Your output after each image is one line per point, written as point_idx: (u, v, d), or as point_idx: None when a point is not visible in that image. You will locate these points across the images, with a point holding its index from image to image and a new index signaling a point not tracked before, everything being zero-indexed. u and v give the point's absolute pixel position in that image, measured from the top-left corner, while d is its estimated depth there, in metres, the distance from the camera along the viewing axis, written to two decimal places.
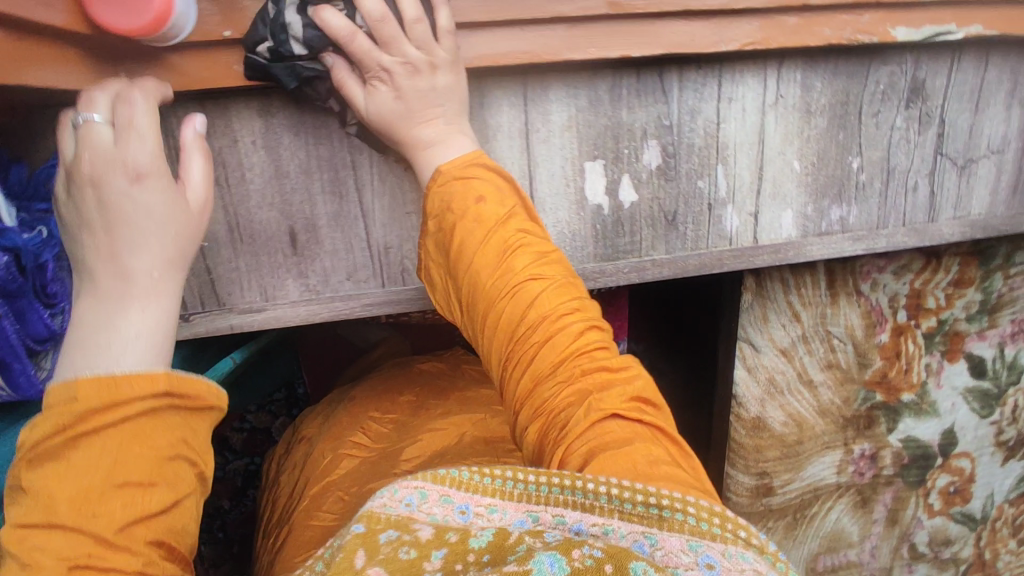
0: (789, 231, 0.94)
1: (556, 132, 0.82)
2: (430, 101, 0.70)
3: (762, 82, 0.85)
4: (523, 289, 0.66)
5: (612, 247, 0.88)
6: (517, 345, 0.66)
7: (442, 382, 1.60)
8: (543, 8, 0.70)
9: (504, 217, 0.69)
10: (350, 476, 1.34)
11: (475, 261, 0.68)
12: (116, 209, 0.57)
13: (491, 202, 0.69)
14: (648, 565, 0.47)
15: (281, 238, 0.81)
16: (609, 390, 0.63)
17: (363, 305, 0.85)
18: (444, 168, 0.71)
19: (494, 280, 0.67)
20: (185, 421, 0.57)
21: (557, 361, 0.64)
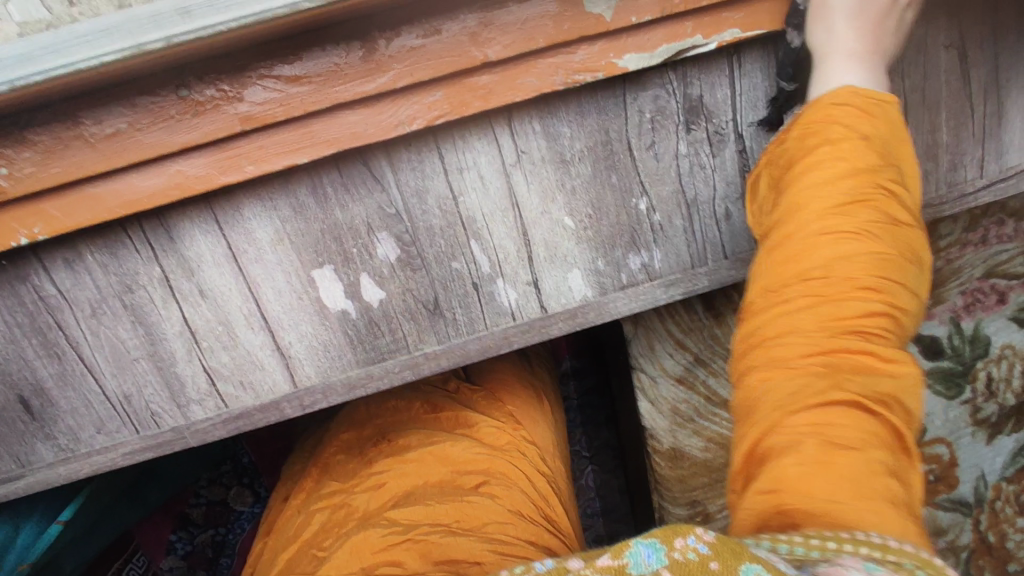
0: (584, 291, 0.82)
1: (266, 248, 0.74)
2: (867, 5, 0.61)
3: (493, 143, 0.74)
4: (851, 233, 0.51)
5: (375, 349, 0.80)
6: (815, 288, 0.51)
7: (400, 407, 1.41)
8: (170, 141, 0.63)
9: (871, 154, 0.53)
10: (330, 521, 1.13)
11: (801, 175, 0.55)
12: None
13: (847, 137, 0.54)
14: (761, 570, 0.37)
15: (13, 406, 0.77)
16: (878, 382, 0.48)
17: (122, 455, 0.80)
18: (849, 89, 0.57)
19: (824, 206, 0.52)
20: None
21: (846, 325, 0.49)
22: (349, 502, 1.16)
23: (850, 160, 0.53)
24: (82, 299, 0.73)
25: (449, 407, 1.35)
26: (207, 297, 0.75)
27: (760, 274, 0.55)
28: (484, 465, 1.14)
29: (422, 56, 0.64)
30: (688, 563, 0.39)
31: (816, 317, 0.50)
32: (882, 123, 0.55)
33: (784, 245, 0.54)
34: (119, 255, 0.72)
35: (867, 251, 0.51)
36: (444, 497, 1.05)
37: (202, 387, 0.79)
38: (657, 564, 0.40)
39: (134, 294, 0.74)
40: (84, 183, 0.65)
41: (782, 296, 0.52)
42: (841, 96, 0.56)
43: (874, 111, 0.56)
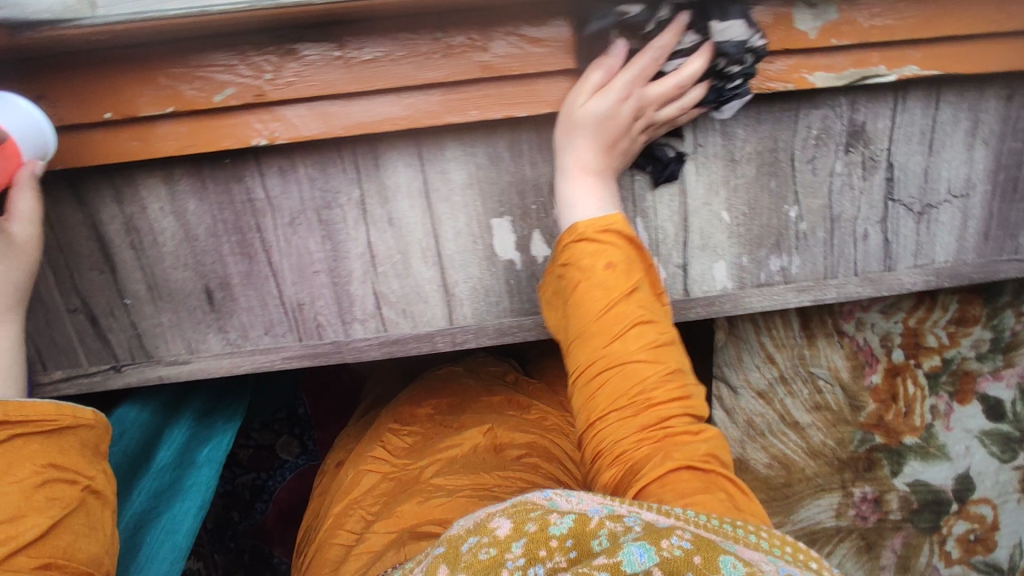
0: (725, 282, 0.89)
1: (457, 190, 0.81)
2: (614, 114, 0.69)
3: (676, 132, 0.81)
4: (636, 362, 0.65)
5: (531, 301, 0.87)
6: (625, 409, 0.64)
7: (459, 389, 1.46)
8: (414, 75, 0.70)
9: (628, 290, 0.67)
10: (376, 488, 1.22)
11: (584, 320, 0.67)
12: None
13: (615, 275, 0.67)
14: (736, 560, 0.47)
15: (197, 295, 0.85)
16: (689, 449, 0.63)
17: (282, 358, 0.88)
18: (579, 226, 0.69)
19: (610, 347, 0.65)
20: (42, 452, 0.65)
21: (657, 424, 0.63)
22: (401, 473, 1.23)
23: (619, 297, 0.66)
24: (285, 207, 0.80)
25: (503, 390, 1.42)
26: (394, 225, 0.81)
27: (585, 411, 0.67)
28: (530, 439, 1.21)
29: (647, 41, 0.71)
30: (675, 560, 0.47)
31: (640, 423, 0.63)
32: (639, 247, 0.69)
33: (591, 381, 0.66)
34: (328, 172, 0.78)
35: (649, 370, 0.65)
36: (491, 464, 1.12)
37: (368, 308, 0.86)
38: (650, 562, 0.47)
39: (331, 212, 0.80)
40: (325, 101, 0.72)
41: (602, 418, 0.65)
42: (606, 229, 0.68)
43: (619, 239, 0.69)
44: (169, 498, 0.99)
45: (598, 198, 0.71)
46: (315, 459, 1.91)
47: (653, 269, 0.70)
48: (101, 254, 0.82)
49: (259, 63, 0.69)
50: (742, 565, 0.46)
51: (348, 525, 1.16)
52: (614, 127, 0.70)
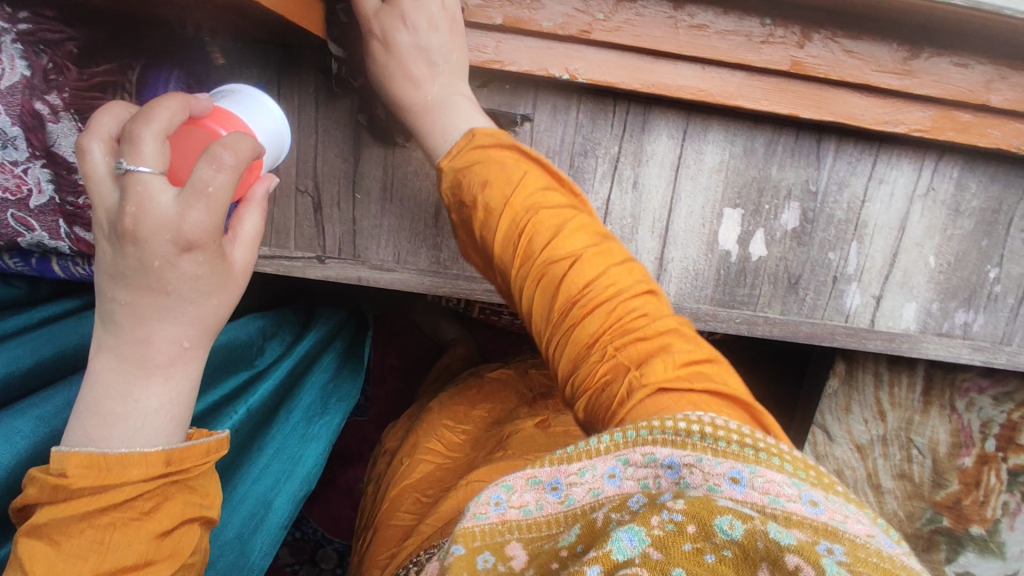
0: (909, 323, 0.92)
1: (704, 171, 0.84)
2: (428, 59, 0.68)
3: (916, 171, 0.86)
4: (555, 265, 0.59)
5: (730, 295, 0.89)
6: (568, 325, 0.58)
7: (504, 394, 1.43)
8: (730, 52, 0.74)
9: (513, 199, 0.61)
10: (432, 475, 1.20)
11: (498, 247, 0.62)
12: (143, 274, 0.45)
13: (499, 182, 0.62)
14: (734, 518, 0.37)
15: (427, 208, 0.87)
16: (655, 359, 0.54)
17: (484, 290, 0.89)
18: (448, 162, 0.65)
19: (525, 265, 0.60)
20: (179, 496, 0.52)
21: (609, 330, 0.57)
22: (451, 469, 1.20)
23: (502, 211, 0.62)
24: (545, 144, 0.83)
25: None
26: (637, 188, 0.85)
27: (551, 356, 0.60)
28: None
29: (942, 77, 0.76)
30: (669, 537, 0.37)
31: (592, 331, 0.57)
32: (525, 151, 0.65)
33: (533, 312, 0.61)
34: (597, 123, 0.82)
35: (572, 271, 0.59)
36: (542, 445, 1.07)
37: None
38: (642, 545, 0.37)
39: (586, 159, 0.83)
40: (636, 54, 0.75)
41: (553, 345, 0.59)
42: (497, 139, 0.65)
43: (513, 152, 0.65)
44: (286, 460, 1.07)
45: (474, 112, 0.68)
46: (361, 415, 1.86)
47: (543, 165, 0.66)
48: (351, 143, 0.84)
49: (596, 4, 0.72)
50: (740, 523, 0.37)
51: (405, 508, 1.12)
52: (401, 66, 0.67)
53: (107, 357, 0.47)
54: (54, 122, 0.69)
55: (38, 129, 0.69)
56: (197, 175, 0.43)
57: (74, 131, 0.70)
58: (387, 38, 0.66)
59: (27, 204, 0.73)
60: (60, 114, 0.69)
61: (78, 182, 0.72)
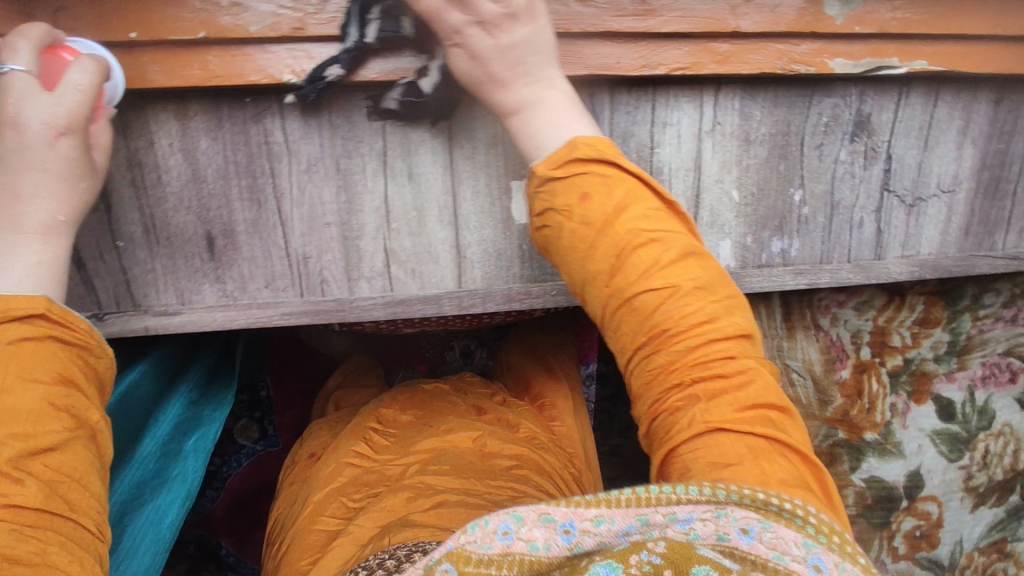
0: (728, 261, 0.92)
1: (481, 148, 0.80)
2: (511, 57, 0.66)
3: (697, 109, 0.83)
4: (647, 292, 0.63)
5: (539, 269, 0.87)
6: (651, 347, 0.64)
7: (442, 406, 1.39)
8: None
9: (610, 217, 0.64)
10: (361, 479, 1.12)
11: (574, 256, 0.66)
12: (21, 152, 0.59)
13: (598, 194, 0.64)
14: (710, 569, 0.41)
15: (198, 242, 0.80)
16: (725, 396, 0.61)
17: (280, 314, 0.84)
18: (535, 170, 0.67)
19: (612, 282, 0.64)
20: (69, 355, 0.61)
21: (687, 363, 0.62)
22: (381, 469, 1.13)
23: (601, 227, 0.64)
24: (304, 152, 0.78)
25: (493, 411, 1.37)
26: (413, 180, 0.81)
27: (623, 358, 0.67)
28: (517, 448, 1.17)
29: (686, 11, 0.73)
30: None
31: (664, 359, 0.63)
32: (630, 170, 0.66)
33: (618, 327, 0.66)
34: (353, 120, 0.77)
35: (665, 298, 0.63)
36: (482, 469, 1.08)
37: (376, 266, 0.84)
38: None
39: (351, 161, 0.79)
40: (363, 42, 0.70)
41: (631, 360, 0.66)
42: (598, 151, 0.66)
43: (608, 163, 0.66)
44: (155, 487, 0.96)
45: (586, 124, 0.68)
46: (274, 445, 1.81)
47: (646, 181, 0.67)
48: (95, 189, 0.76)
49: None
50: None
51: (330, 513, 1.05)
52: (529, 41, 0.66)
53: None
54: None
55: None
56: (69, 78, 0.60)
57: None
58: (468, 46, 0.65)
59: None
60: None
61: None
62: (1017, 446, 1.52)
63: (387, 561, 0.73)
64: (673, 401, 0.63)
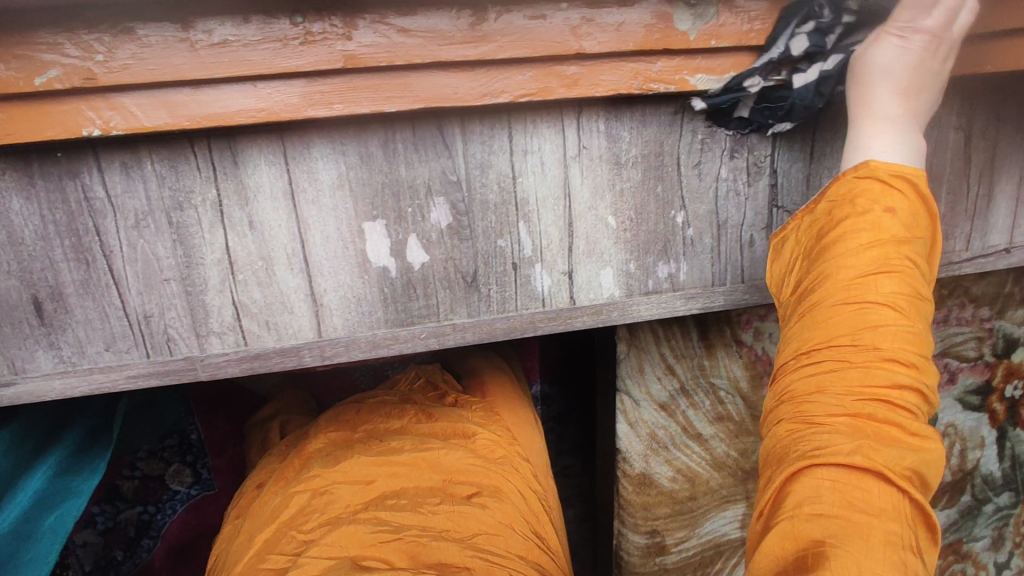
0: (612, 289, 0.87)
1: (325, 191, 0.75)
2: (927, 81, 0.68)
3: (559, 134, 0.79)
4: (878, 305, 0.58)
5: (406, 311, 0.82)
6: (842, 354, 0.57)
7: (392, 413, 1.18)
8: (270, 63, 0.64)
9: (898, 238, 0.60)
10: (311, 505, 0.94)
11: (841, 246, 0.61)
12: None
13: (885, 219, 0.60)
14: None
15: (24, 308, 0.74)
16: (899, 448, 0.54)
17: (125, 377, 0.78)
18: (873, 164, 0.64)
19: (855, 279, 0.59)
20: None
21: (874, 395, 0.55)
22: (336, 492, 0.95)
23: (877, 239, 0.60)
24: (129, 207, 0.72)
25: (444, 414, 1.15)
26: (255, 229, 0.75)
27: (795, 334, 0.62)
28: (481, 470, 1.01)
29: (523, 35, 0.68)
30: None
31: (851, 377, 0.56)
32: (921, 208, 0.62)
33: (813, 315, 0.61)
34: (179, 170, 0.72)
35: (895, 322, 0.57)
36: (441, 504, 0.92)
37: (226, 320, 0.78)
38: None
39: (184, 213, 0.73)
40: (167, 88, 0.64)
41: (814, 358, 0.59)
42: (898, 174, 0.63)
43: (897, 187, 0.62)
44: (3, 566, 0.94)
45: (893, 143, 0.66)
46: (209, 488, 1.76)
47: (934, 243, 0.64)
48: None
49: (90, 43, 0.61)
50: None
51: (275, 554, 0.87)
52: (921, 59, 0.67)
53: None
54: None
55: None
56: None
57: None
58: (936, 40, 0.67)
59: None
60: None
61: None
62: (963, 446, 1.48)
63: None
64: (829, 420, 0.56)
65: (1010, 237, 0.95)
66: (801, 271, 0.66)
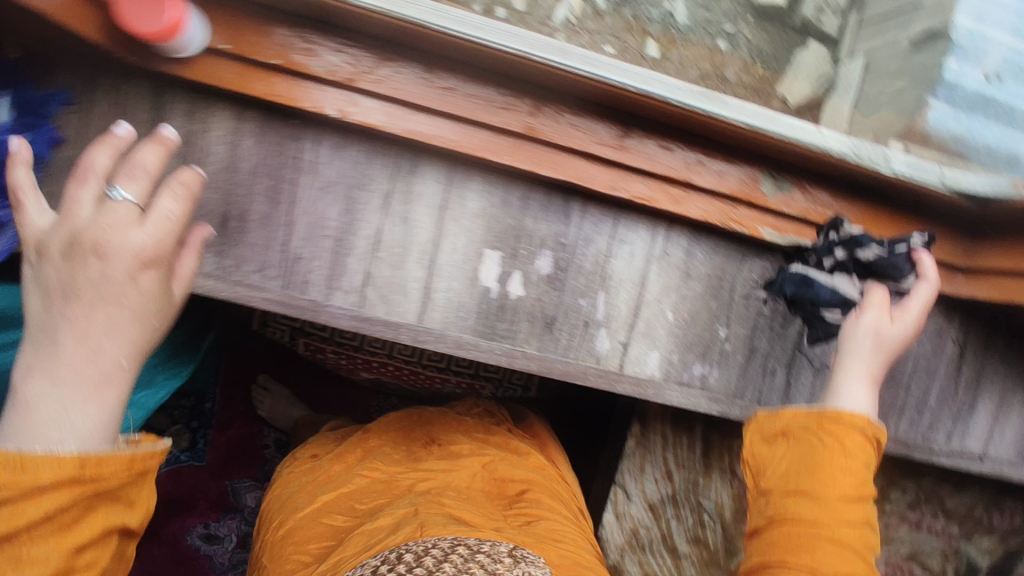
0: (654, 371, 1.03)
1: (467, 215, 0.96)
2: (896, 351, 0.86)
3: (650, 236, 1.00)
4: (846, 533, 0.72)
5: (491, 327, 0.99)
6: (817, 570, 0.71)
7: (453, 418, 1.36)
8: (473, 112, 0.88)
9: (862, 484, 0.75)
10: (373, 486, 1.12)
11: (822, 484, 0.74)
12: (101, 284, 0.64)
13: (855, 466, 0.75)
14: None
15: (213, 219, 0.93)
16: None
17: (260, 297, 0.94)
18: (863, 426, 0.78)
19: (832, 513, 0.73)
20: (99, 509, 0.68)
21: None
22: (394, 480, 1.14)
23: (851, 485, 0.74)
24: (324, 174, 0.93)
25: (501, 431, 1.34)
26: (406, 223, 0.95)
27: (775, 536, 0.75)
28: (529, 477, 1.21)
29: (651, 156, 0.92)
30: None
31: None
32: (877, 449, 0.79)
33: (795, 531, 0.73)
34: (372, 161, 0.93)
35: (857, 544, 0.72)
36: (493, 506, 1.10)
37: (354, 283, 0.96)
38: None
39: (361, 193, 0.94)
40: (396, 104, 0.88)
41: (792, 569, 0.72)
42: (865, 435, 0.78)
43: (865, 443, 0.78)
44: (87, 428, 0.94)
45: (865, 393, 0.82)
46: (199, 460, 1.82)
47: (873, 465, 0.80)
48: None
49: (360, 57, 0.85)
50: None
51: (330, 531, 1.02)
52: (907, 340, 0.85)
53: (31, 344, 0.64)
54: None
55: None
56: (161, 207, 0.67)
57: None
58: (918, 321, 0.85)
59: None
60: None
61: None
62: None
63: (435, 548, 0.81)
64: None
65: (985, 447, 1.11)
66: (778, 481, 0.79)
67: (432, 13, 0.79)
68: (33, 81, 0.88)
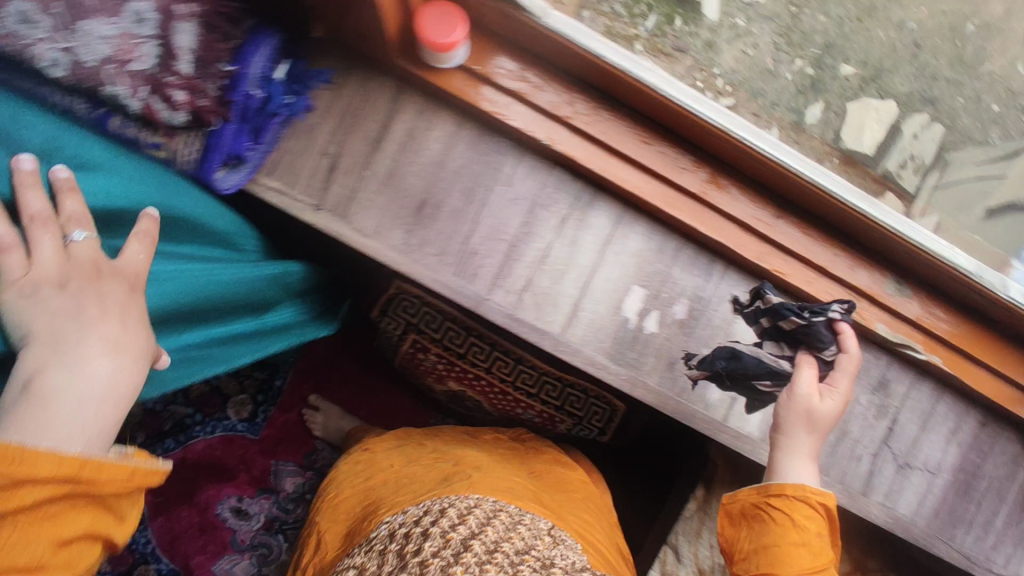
0: (754, 430, 1.12)
1: (625, 251, 1.09)
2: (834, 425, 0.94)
3: None
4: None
5: (622, 354, 1.09)
6: None
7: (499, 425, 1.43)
8: (658, 166, 1.04)
9: (820, 548, 0.88)
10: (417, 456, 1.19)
11: (781, 550, 0.87)
12: (97, 313, 0.84)
13: (798, 531, 0.88)
14: None
15: (412, 203, 1.07)
16: None
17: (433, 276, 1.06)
18: (806, 500, 0.89)
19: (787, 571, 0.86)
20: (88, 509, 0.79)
21: None
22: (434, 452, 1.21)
23: (801, 543, 0.87)
24: (515, 187, 1.07)
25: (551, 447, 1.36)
26: (573, 245, 1.08)
27: None
28: (566, 476, 1.25)
29: (794, 239, 1.07)
30: None
31: None
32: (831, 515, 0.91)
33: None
34: (558, 186, 1.08)
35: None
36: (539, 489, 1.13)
37: (515, 286, 1.08)
38: None
39: (542, 210, 1.08)
40: (597, 145, 1.04)
41: None
42: (813, 508, 0.90)
43: (813, 510, 0.90)
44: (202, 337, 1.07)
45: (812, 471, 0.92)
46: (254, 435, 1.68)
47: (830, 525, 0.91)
48: (376, 135, 1.06)
49: (577, 102, 1.03)
50: None
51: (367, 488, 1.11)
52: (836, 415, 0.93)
53: (39, 351, 0.79)
54: (181, 20, 0.87)
55: (167, 19, 0.86)
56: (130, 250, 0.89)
57: (191, 33, 0.88)
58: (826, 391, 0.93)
59: (126, 66, 0.86)
60: (189, 17, 0.88)
61: (177, 68, 0.89)
62: None
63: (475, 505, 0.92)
64: None
65: None
66: (747, 550, 0.91)
67: (666, 81, 0.99)
68: (303, 56, 1.04)
